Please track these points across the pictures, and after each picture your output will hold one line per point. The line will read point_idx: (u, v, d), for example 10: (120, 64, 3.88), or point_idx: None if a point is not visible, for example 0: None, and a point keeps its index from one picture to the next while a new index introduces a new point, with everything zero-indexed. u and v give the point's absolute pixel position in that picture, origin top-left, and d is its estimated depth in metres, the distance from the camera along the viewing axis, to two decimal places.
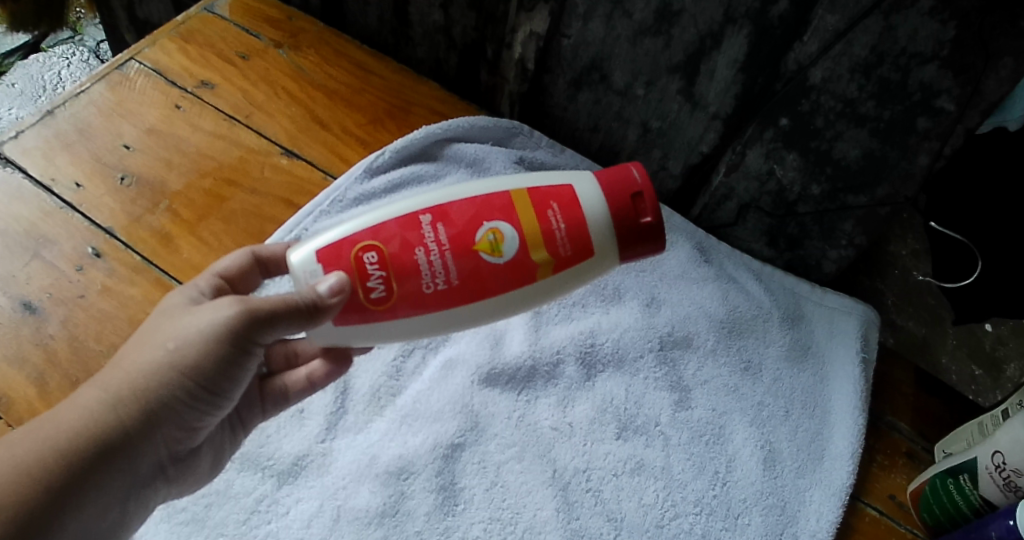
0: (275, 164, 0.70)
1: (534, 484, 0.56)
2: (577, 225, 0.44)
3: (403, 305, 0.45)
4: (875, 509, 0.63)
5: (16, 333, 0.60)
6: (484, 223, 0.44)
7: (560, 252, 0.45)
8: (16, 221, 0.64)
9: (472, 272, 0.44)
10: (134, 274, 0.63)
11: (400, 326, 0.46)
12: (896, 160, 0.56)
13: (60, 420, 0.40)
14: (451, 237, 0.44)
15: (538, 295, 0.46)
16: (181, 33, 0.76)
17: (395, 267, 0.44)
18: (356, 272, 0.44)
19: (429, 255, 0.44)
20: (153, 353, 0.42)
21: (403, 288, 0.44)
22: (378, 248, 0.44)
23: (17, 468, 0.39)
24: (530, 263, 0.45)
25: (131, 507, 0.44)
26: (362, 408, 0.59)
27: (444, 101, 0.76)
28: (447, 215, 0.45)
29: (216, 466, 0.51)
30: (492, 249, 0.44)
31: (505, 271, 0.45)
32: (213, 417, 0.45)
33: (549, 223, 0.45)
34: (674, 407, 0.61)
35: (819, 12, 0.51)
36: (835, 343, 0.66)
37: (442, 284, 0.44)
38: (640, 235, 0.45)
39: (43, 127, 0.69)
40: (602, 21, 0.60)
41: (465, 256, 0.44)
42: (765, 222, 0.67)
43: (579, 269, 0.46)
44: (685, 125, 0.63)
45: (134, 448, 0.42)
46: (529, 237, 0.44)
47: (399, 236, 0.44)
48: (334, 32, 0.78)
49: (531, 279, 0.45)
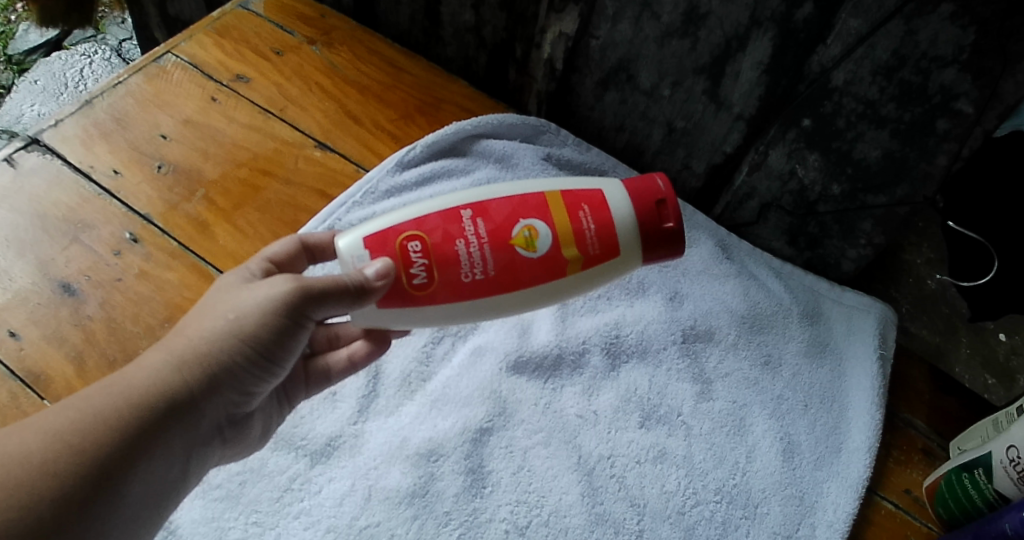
0: (308, 156, 0.72)
1: (560, 469, 0.58)
2: (606, 227, 0.47)
3: (443, 292, 0.47)
4: (891, 503, 0.64)
5: (55, 314, 0.61)
6: (521, 221, 0.47)
7: (589, 251, 0.47)
8: (55, 206, 0.66)
9: (507, 265, 0.47)
10: (171, 260, 0.65)
11: (436, 313, 0.48)
12: (916, 161, 0.58)
13: (131, 378, 0.42)
14: (490, 232, 0.47)
15: (565, 289, 0.49)
16: (217, 29, 0.78)
17: (437, 257, 0.46)
18: (400, 259, 0.46)
19: (469, 246, 0.47)
20: (215, 322, 0.44)
21: (442, 276, 0.47)
22: (421, 238, 0.47)
23: (95, 418, 0.40)
24: (561, 259, 0.47)
25: (191, 465, 0.46)
26: (393, 392, 0.60)
27: (473, 99, 0.78)
28: (486, 211, 0.47)
29: (265, 435, 0.53)
30: (527, 245, 0.47)
31: (538, 266, 0.47)
32: (268, 382, 0.47)
33: (580, 223, 0.47)
34: (696, 398, 0.63)
35: (842, 16, 0.53)
36: (853, 341, 0.68)
37: (478, 274, 0.47)
38: (663, 240, 0.48)
39: (81, 116, 0.71)
40: (630, 22, 0.62)
41: (501, 250, 0.47)
42: (787, 221, 0.69)
43: (606, 268, 0.48)
44: (709, 125, 0.65)
45: (198, 408, 0.44)
46: (561, 235, 0.47)
47: (441, 228, 0.47)
48: (366, 30, 0.80)
49: (561, 275, 0.48)
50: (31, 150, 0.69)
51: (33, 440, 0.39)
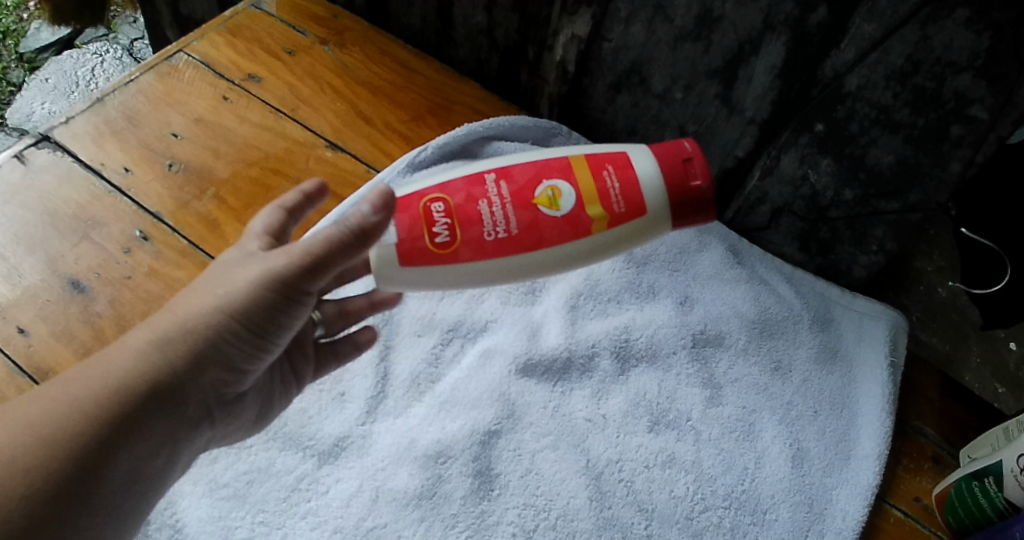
0: (319, 156, 0.72)
1: (568, 473, 0.58)
2: (630, 185, 0.50)
3: (467, 250, 0.50)
4: (900, 511, 0.63)
5: (65, 312, 0.61)
6: (543, 182, 0.50)
7: (614, 208, 0.50)
8: (66, 203, 0.66)
9: (529, 223, 0.50)
10: (181, 258, 0.65)
11: (459, 270, 0.50)
12: (929, 167, 0.58)
13: (113, 364, 0.42)
14: (513, 193, 0.50)
15: (593, 250, 0.51)
16: (228, 28, 0.78)
17: (458, 215, 0.50)
18: (425, 219, 0.50)
19: (492, 206, 0.50)
20: (203, 300, 0.44)
21: (463, 233, 0.50)
22: (444, 199, 0.50)
23: (72, 409, 0.41)
24: (584, 217, 0.50)
25: (177, 454, 0.46)
26: (401, 393, 0.60)
27: (484, 101, 0.78)
28: (509, 174, 0.51)
29: (264, 417, 0.53)
30: (550, 204, 0.50)
31: (562, 223, 0.50)
32: (261, 360, 0.47)
33: (603, 181, 0.50)
34: (706, 403, 0.63)
35: (857, 21, 0.52)
36: (864, 347, 0.67)
37: (499, 231, 0.50)
38: (696, 200, 0.50)
39: (93, 114, 0.71)
40: (644, 25, 0.62)
41: (524, 209, 0.50)
42: (798, 226, 0.69)
43: (634, 226, 0.50)
44: (721, 129, 0.65)
45: (181, 393, 0.44)
46: (585, 194, 0.50)
47: (464, 191, 0.50)
48: (377, 31, 0.80)
49: (587, 232, 0.50)
50: (42, 148, 0.69)
51: (11, 429, 0.40)
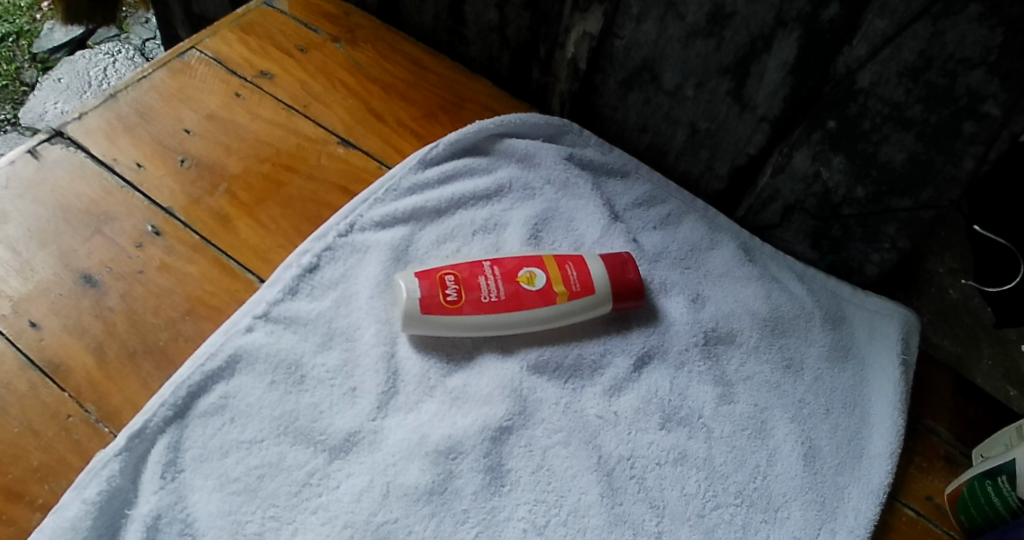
0: (331, 152, 0.72)
1: (579, 469, 0.57)
2: (584, 274, 0.62)
3: (469, 307, 0.60)
4: (912, 509, 0.62)
5: (76, 305, 0.61)
6: (524, 267, 0.62)
7: (573, 287, 0.62)
8: (79, 198, 0.66)
9: (512, 294, 0.61)
10: (192, 253, 0.65)
11: (465, 325, 0.60)
12: (942, 164, 0.58)
13: None
14: (502, 273, 0.61)
15: (558, 318, 0.62)
16: (241, 25, 0.79)
17: (465, 283, 0.60)
18: (439, 285, 0.60)
19: (487, 280, 0.61)
20: None
21: (469, 296, 0.60)
22: (455, 273, 0.61)
23: None
24: (552, 292, 0.62)
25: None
26: (412, 388, 0.59)
27: (496, 98, 0.78)
28: (500, 261, 0.62)
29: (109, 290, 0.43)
30: (528, 281, 0.62)
31: (536, 297, 0.61)
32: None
33: (564, 272, 0.62)
34: (718, 400, 0.62)
35: (869, 17, 0.52)
36: (876, 344, 0.67)
37: (494, 297, 0.60)
38: (626, 283, 0.64)
39: (106, 109, 0.71)
40: (655, 22, 0.62)
41: (509, 283, 0.61)
42: (810, 224, 0.69)
43: (584, 304, 0.62)
44: (733, 126, 0.65)
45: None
46: (552, 277, 0.62)
47: (468, 269, 0.61)
48: (389, 29, 0.81)
49: (553, 305, 0.62)
50: (55, 143, 0.69)
51: None
